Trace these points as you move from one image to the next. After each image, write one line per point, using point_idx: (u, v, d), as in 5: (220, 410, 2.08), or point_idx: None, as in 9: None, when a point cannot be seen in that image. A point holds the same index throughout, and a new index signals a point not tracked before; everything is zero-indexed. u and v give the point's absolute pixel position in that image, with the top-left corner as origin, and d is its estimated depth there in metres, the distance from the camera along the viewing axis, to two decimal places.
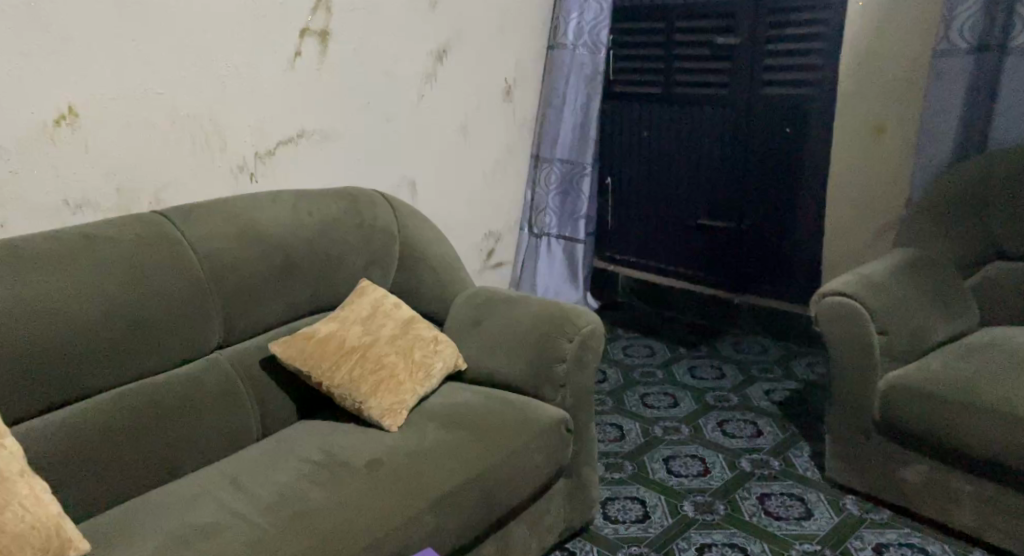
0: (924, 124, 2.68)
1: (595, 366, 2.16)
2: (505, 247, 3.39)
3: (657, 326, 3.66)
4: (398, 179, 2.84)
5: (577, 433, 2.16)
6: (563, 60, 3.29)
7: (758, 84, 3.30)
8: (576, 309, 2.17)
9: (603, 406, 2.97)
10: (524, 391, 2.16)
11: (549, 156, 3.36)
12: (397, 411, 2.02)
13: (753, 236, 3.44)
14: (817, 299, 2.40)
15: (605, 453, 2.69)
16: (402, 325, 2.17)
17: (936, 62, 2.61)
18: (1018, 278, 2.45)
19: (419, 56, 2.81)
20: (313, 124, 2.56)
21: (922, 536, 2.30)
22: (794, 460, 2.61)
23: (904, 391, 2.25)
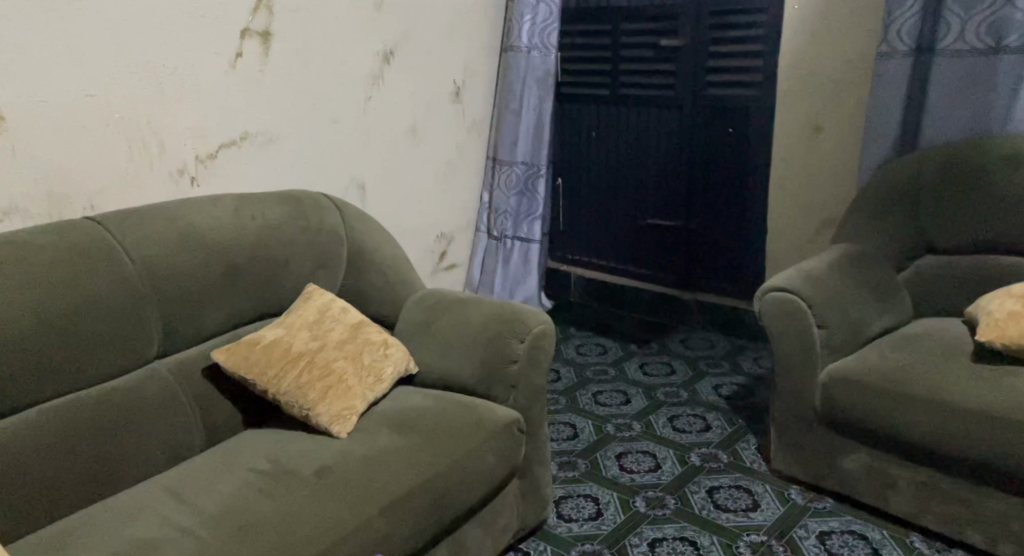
0: (869, 124, 2.74)
1: (547, 366, 2.12)
2: (459, 249, 3.41)
3: (610, 324, 3.71)
4: (347, 182, 2.84)
5: (530, 434, 2.13)
6: (515, 62, 3.30)
7: (702, 85, 3.37)
8: (528, 308, 2.14)
9: (557, 405, 3.02)
10: (475, 392, 2.12)
11: (507, 159, 3.36)
12: (345, 417, 1.97)
13: (700, 233, 3.53)
14: (760, 296, 2.38)
15: (559, 452, 2.72)
16: (351, 329, 2.11)
17: (878, 63, 2.69)
18: (950, 270, 2.48)
19: (365, 58, 2.80)
20: (256, 126, 2.53)
21: (863, 522, 2.31)
22: (741, 452, 2.66)
23: (850, 380, 2.25)
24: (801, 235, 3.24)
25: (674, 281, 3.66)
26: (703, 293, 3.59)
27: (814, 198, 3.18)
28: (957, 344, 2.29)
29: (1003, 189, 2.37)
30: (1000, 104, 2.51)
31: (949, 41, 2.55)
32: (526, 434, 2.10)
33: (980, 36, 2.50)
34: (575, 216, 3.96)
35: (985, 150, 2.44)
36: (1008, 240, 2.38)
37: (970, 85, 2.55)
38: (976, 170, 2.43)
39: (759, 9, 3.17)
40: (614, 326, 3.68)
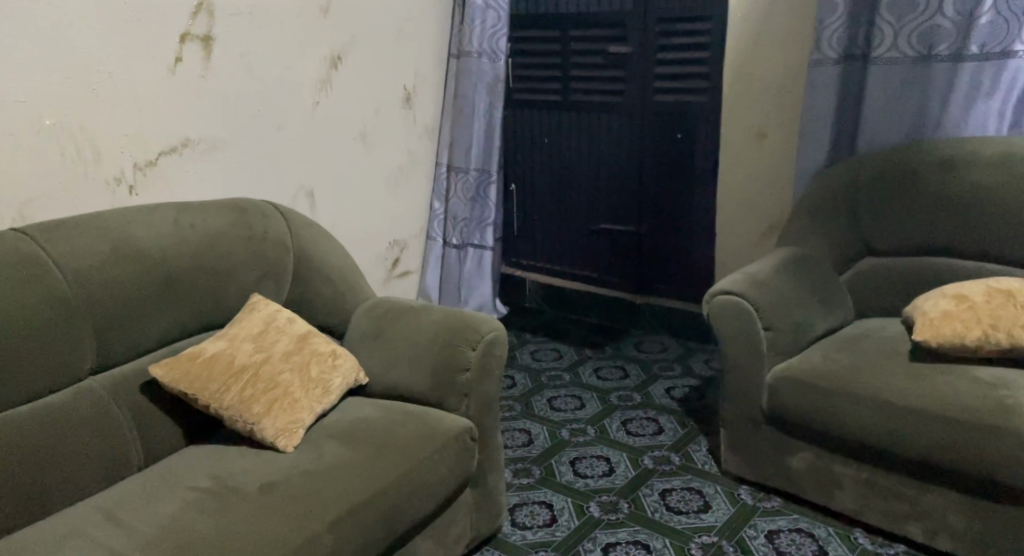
0: (804, 128, 2.82)
1: (500, 374, 2.13)
2: (412, 256, 3.42)
3: (564, 329, 3.72)
4: (296, 189, 2.83)
5: (483, 442, 2.14)
6: (468, 68, 3.30)
7: (651, 91, 3.42)
8: (479, 315, 2.15)
9: (512, 411, 3.02)
10: (424, 401, 2.13)
11: (459, 164, 3.39)
12: (292, 431, 1.97)
13: (652, 238, 3.57)
14: (708, 298, 2.42)
15: (514, 458, 2.73)
16: (297, 340, 2.11)
17: (811, 71, 2.76)
18: (891, 271, 2.54)
19: (311, 63, 2.80)
20: (198, 132, 2.50)
21: (810, 520, 2.36)
22: (693, 453, 2.70)
23: (797, 381, 2.28)
24: (747, 238, 3.29)
25: (627, 286, 3.69)
26: (656, 297, 3.65)
27: (760, 203, 3.23)
28: (897, 343, 2.34)
29: (937, 192, 2.44)
30: (934, 110, 2.58)
31: (883, 49, 2.62)
32: (478, 443, 2.11)
33: (912, 44, 2.58)
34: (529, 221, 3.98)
35: (919, 154, 2.51)
36: (944, 241, 2.45)
37: (904, 91, 2.62)
38: (912, 173, 2.49)
39: (704, 17, 3.22)
40: (568, 331, 3.70)
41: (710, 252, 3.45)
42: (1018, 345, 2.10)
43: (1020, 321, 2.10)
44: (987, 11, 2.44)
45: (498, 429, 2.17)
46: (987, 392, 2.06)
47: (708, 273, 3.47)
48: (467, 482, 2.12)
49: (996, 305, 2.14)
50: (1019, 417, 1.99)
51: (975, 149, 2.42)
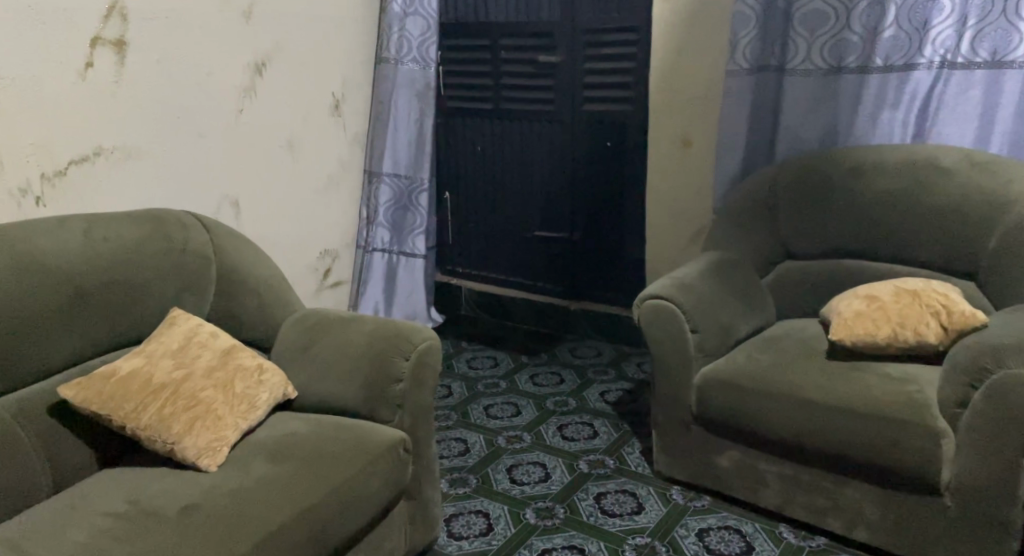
0: (722, 140, 2.92)
1: (433, 384, 2.15)
2: (342, 266, 3.43)
3: (500, 336, 3.73)
4: (220, 199, 2.79)
5: (417, 453, 2.15)
6: (386, 74, 3.34)
7: (580, 100, 3.47)
8: (411, 325, 2.16)
9: (448, 420, 3.01)
10: (355, 414, 2.13)
11: (379, 171, 3.41)
12: (215, 450, 1.96)
13: (584, 245, 3.62)
14: (639, 303, 2.47)
15: (450, 468, 2.73)
16: (220, 355, 2.10)
17: (726, 81, 2.86)
18: (808, 274, 2.64)
19: (235, 69, 2.79)
20: (112, 141, 2.44)
21: (737, 517, 2.43)
22: (626, 456, 2.75)
23: (724, 382, 2.35)
24: (674, 243, 3.36)
25: (561, 290, 3.73)
26: (591, 302, 3.68)
27: (686, 210, 3.30)
28: (816, 343, 2.42)
29: (851, 197, 2.54)
30: (844, 119, 2.70)
31: (797, 62, 2.71)
32: (412, 454, 2.12)
33: (822, 56, 2.68)
34: (464, 229, 3.97)
35: (833, 161, 2.61)
36: (858, 244, 2.54)
37: (818, 101, 2.72)
38: (827, 179, 2.59)
39: (628, 28, 3.29)
40: (504, 338, 3.72)
41: (641, 258, 3.51)
42: (924, 342, 2.19)
43: (926, 319, 2.20)
44: (890, 25, 2.56)
45: (432, 440, 2.19)
46: (897, 387, 2.15)
47: (638, 278, 3.54)
48: (401, 494, 2.13)
49: (904, 304, 2.23)
50: (926, 411, 2.08)
51: (882, 157, 2.53)
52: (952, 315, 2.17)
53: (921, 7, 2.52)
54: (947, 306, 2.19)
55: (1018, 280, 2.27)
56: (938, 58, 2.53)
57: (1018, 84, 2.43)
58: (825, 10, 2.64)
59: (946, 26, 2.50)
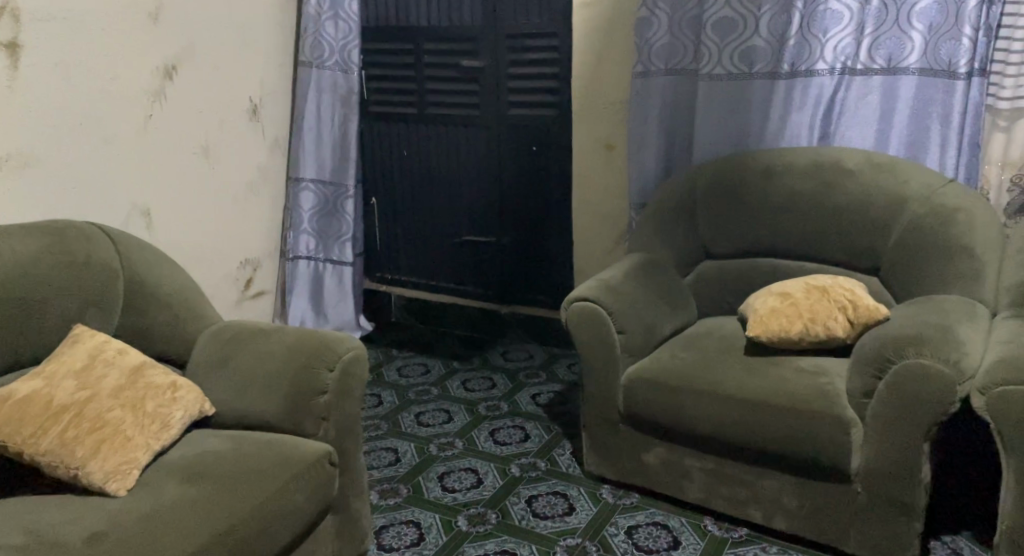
0: (633, 136, 3.01)
1: (360, 395, 2.15)
2: (265, 276, 3.40)
3: (430, 342, 3.72)
4: (130, 208, 2.75)
5: (344, 464, 2.15)
6: (308, 80, 3.37)
7: (505, 105, 3.48)
8: (336, 335, 2.16)
9: (378, 431, 2.98)
10: (279, 428, 2.12)
11: (300, 177, 3.43)
12: (124, 473, 1.90)
13: (512, 249, 3.64)
14: (567, 304, 2.50)
15: (380, 478, 2.70)
16: (128, 373, 2.06)
17: (636, 82, 2.95)
18: (726, 274, 2.71)
19: (143, 73, 2.74)
20: (6, 149, 2.39)
21: (664, 513, 2.48)
22: (557, 458, 2.78)
23: (647, 382, 2.39)
24: (597, 245, 3.42)
25: (490, 295, 3.74)
26: (520, 305, 3.70)
27: (610, 213, 3.36)
28: (734, 340, 2.49)
29: (766, 199, 2.62)
30: (755, 123, 2.79)
31: (710, 67, 2.79)
32: (339, 466, 2.12)
33: (732, 62, 2.77)
34: (390, 237, 3.92)
35: (748, 162, 2.69)
36: (771, 244, 2.63)
37: (730, 106, 2.81)
38: (741, 181, 2.67)
39: (550, 34, 3.32)
40: (434, 343, 3.72)
41: (568, 261, 3.56)
42: (833, 336, 2.28)
43: (834, 314, 2.28)
44: (794, 35, 2.65)
45: (360, 450, 2.20)
46: (810, 380, 2.23)
47: (565, 281, 3.59)
48: (329, 508, 2.12)
49: (814, 300, 2.32)
50: (837, 403, 2.16)
51: (791, 158, 2.63)
52: (858, 309, 2.27)
53: (820, 19, 2.63)
54: (853, 301, 2.28)
55: (919, 274, 2.39)
56: (840, 64, 2.64)
57: (912, 89, 2.58)
58: (735, 18, 2.73)
59: (845, 35, 2.61)
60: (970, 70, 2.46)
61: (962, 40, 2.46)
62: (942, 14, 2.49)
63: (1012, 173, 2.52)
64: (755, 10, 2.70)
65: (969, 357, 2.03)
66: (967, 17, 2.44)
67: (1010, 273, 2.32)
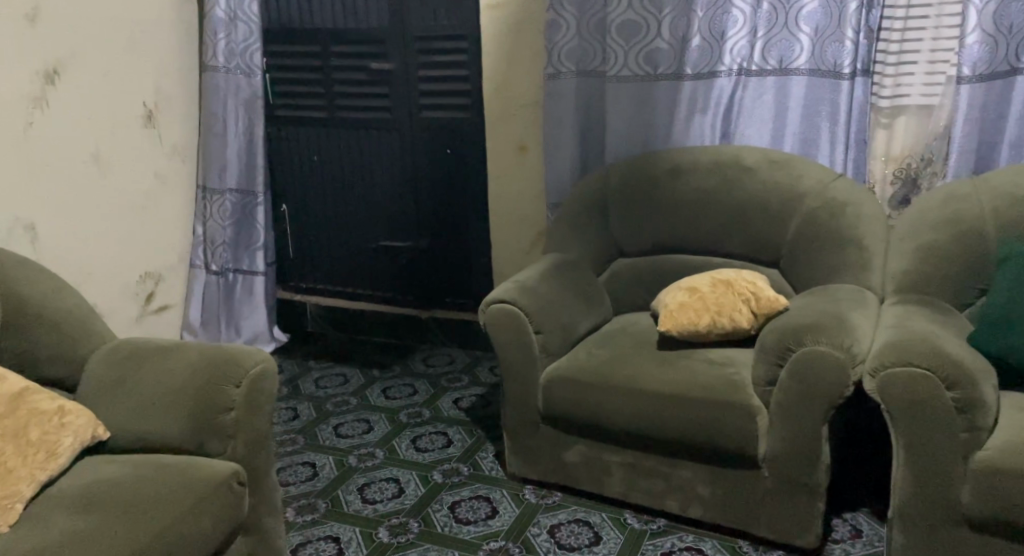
0: (546, 137, 3.04)
1: (270, 410, 2.12)
2: (169, 288, 3.36)
3: (349, 350, 3.69)
4: (12, 222, 2.66)
5: (258, 481, 2.13)
6: (214, 83, 3.32)
7: (417, 108, 3.48)
8: (241, 349, 2.13)
9: (295, 445, 2.95)
10: (186, 449, 2.08)
11: (219, 187, 3.39)
12: (5, 508, 1.84)
13: (430, 253, 3.65)
14: (484, 307, 2.52)
15: (299, 494, 2.67)
16: (10, 400, 1.98)
17: (545, 83, 2.98)
18: (638, 272, 2.77)
19: (23, 79, 2.67)
20: None
21: (586, 510, 2.53)
22: (481, 461, 2.81)
23: (563, 382, 2.43)
24: (511, 248, 3.46)
25: (411, 302, 3.75)
26: (443, 309, 3.72)
27: (525, 214, 3.40)
28: (647, 336, 2.55)
29: (674, 196, 2.69)
30: (661, 122, 2.86)
31: (616, 69, 2.85)
32: (249, 484, 2.09)
33: (637, 64, 2.83)
34: (304, 244, 3.87)
35: (655, 162, 2.75)
36: (679, 240, 2.70)
37: (637, 106, 2.87)
38: (651, 180, 2.73)
39: (460, 35, 3.33)
40: (354, 350, 3.69)
41: (485, 264, 3.59)
42: (739, 327, 2.36)
43: (738, 306, 2.36)
44: (696, 35, 2.73)
45: (273, 465, 2.17)
46: (718, 373, 2.30)
47: (481, 284, 3.62)
48: (240, 527, 2.08)
49: (720, 293, 2.39)
50: (744, 394, 2.23)
51: (694, 157, 2.71)
52: (761, 301, 2.35)
53: (718, 20, 2.71)
54: (755, 293, 2.37)
55: (817, 266, 2.49)
56: (737, 66, 2.73)
57: (803, 89, 2.68)
58: (637, 21, 2.79)
59: (740, 37, 2.71)
60: (853, 70, 2.60)
61: (844, 42, 2.57)
62: (826, 17, 2.60)
63: (896, 167, 2.63)
64: (656, 12, 2.77)
65: (861, 342, 2.12)
66: (849, 19, 2.55)
67: (894, 261, 2.44)
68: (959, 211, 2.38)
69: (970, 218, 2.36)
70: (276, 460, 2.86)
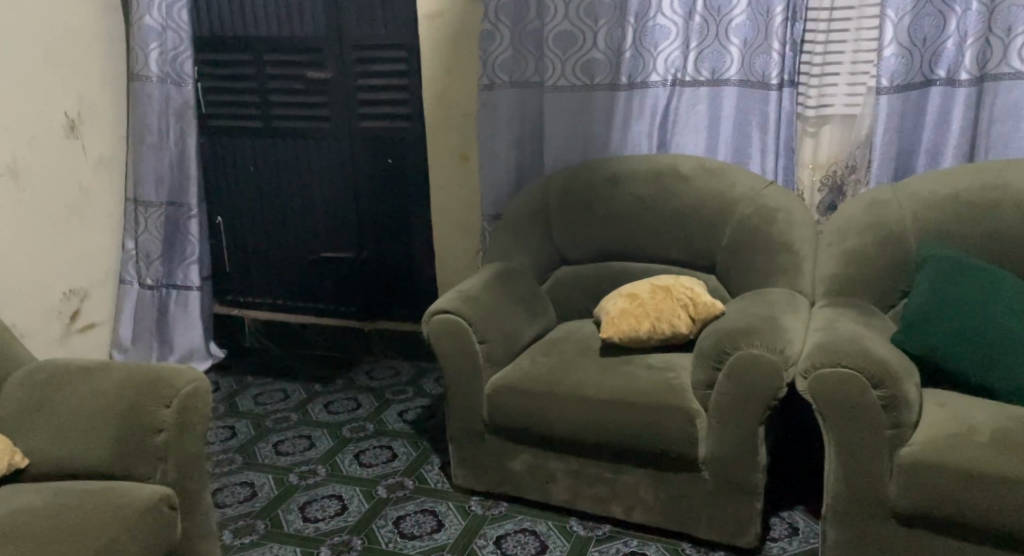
0: (483, 149, 3.05)
1: (201, 430, 2.09)
2: (94, 307, 3.30)
3: (291, 364, 3.65)
4: None
5: (189, 505, 2.09)
6: (146, 92, 3.26)
7: (355, 117, 3.47)
8: (171, 369, 2.09)
9: (232, 465, 2.91)
10: (111, 475, 2.03)
11: (152, 200, 3.34)
12: None
13: (373, 264, 3.64)
14: (426, 318, 2.52)
15: (237, 515, 2.64)
16: None
17: (482, 95, 2.99)
18: (582, 280, 2.81)
19: None
20: None
21: (532, 518, 2.54)
22: (426, 474, 2.81)
23: (506, 391, 2.44)
24: (453, 258, 3.48)
25: (354, 312, 3.70)
26: (386, 320, 3.71)
27: (468, 223, 3.42)
28: (590, 343, 2.58)
29: (613, 204, 2.73)
30: (600, 131, 2.91)
31: (554, 79, 2.88)
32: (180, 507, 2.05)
33: (575, 74, 2.87)
34: (242, 257, 3.82)
35: (594, 170, 2.79)
36: (619, 246, 2.74)
37: (574, 116, 2.91)
38: (590, 189, 2.77)
39: (397, 45, 3.33)
40: (297, 364, 3.66)
41: (428, 274, 3.60)
42: (678, 332, 2.41)
43: (677, 311, 2.41)
44: (629, 48, 2.78)
45: (205, 488, 2.14)
46: (658, 377, 2.35)
47: (423, 295, 3.62)
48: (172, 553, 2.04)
49: (659, 299, 2.44)
50: (683, 398, 2.28)
51: (632, 166, 2.76)
52: (698, 305, 2.41)
53: (651, 32, 2.77)
54: (693, 298, 2.42)
55: (754, 271, 2.55)
56: (671, 76, 2.79)
57: (734, 99, 2.75)
58: (573, 32, 2.83)
59: (673, 49, 2.77)
60: (780, 80, 2.65)
61: (771, 54, 2.64)
62: (754, 30, 2.67)
63: (822, 175, 2.74)
64: (592, 23, 2.81)
65: (792, 344, 2.19)
66: (775, 32, 2.62)
67: (824, 265, 2.51)
68: (885, 216, 2.46)
69: (894, 223, 2.44)
70: (212, 480, 2.82)
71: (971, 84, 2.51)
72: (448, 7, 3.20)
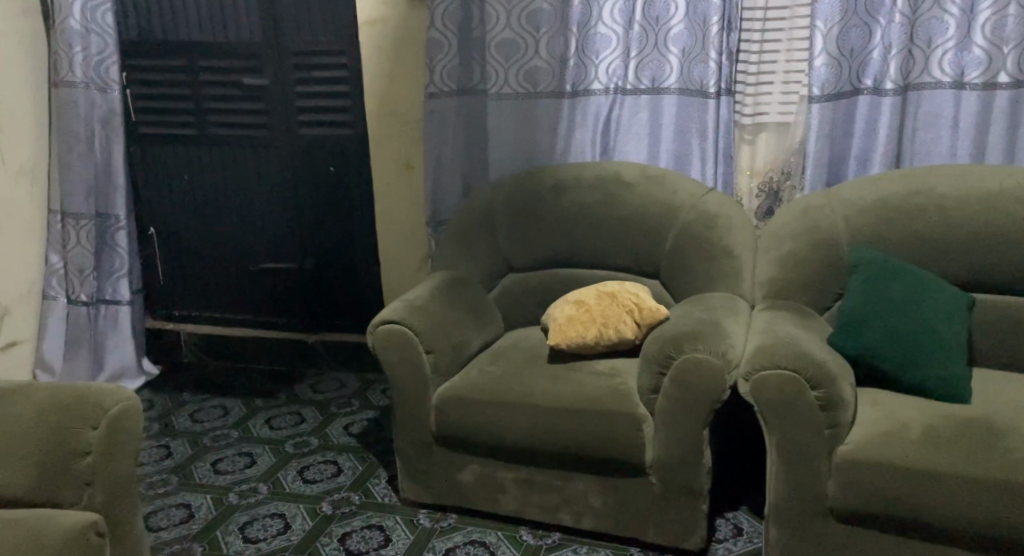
0: (427, 157, 3.02)
1: (131, 452, 2.05)
2: (16, 323, 3.22)
3: (233, 380, 3.59)
4: None
5: (117, 532, 2.04)
6: (63, 99, 3.18)
7: (295, 124, 3.43)
8: (99, 388, 2.04)
9: (168, 486, 2.85)
10: (36, 501, 1.97)
11: (73, 213, 3.25)
12: None
13: (316, 274, 3.61)
14: (371, 328, 2.50)
15: (174, 538, 2.59)
16: None
17: (427, 102, 2.96)
18: (527, 287, 2.82)
19: None
20: None
21: (481, 529, 2.54)
22: (372, 488, 2.78)
23: (453, 402, 2.44)
24: (398, 267, 3.47)
25: (297, 323, 3.66)
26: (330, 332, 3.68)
27: (412, 233, 3.41)
28: (537, 350, 2.59)
29: (557, 211, 2.75)
30: (542, 138, 2.93)
31: (497, 87, 2.89)
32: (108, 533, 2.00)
33: (518, 82, 2.88)
34: (180, 269, 3.75)
35: (537, 178, 2.81)
36: (564, 253, 2.76)
37: (518, 123, 2.93)
38: (534, 196, 2.78)
39: (337, 51, 3.30)
40: (239, 379, 3.61)
41: (373, 284, 3.58)
42: (624, 338, 2.43)
43: (622, 317, 2.43)
44: (573, 56, 2.82)
45: (134, 513, 2.09)
46: (606, 383, 2.37)
47: (368, 305, 3.60)
48: None
49: (605, 306, 2.46)
50: (629, 403, 2.30)
51: (576, 173, 2.78)
52: (643, 311, 2.43)
53: (592, 39, 2.80)
54: (638, 304, 2.44)
55: (697, 276, 2.58)
56: (613, 84, 2.82)
57: (674, 107, 2.79)
58: (516, 40, 2.84)
59: (614, 58, 2.81)
60: (718, 89, 2.69)
61: (709, 63, 2.68)
62: (692, 39, 2.71)
63: (760, 182, 2.80)
64: (534, 32, 2.83)
65: (734, 348, 2.22)
66: (711, 42, 2.66)
67: (763, 269, 2.55)
68: (819, 220, 2.51)
69: (829, 227, 2.50)
70: (146, 504, 2.76)
71: (896, 93, 2.58)
72: (389, 13, 3.18)
